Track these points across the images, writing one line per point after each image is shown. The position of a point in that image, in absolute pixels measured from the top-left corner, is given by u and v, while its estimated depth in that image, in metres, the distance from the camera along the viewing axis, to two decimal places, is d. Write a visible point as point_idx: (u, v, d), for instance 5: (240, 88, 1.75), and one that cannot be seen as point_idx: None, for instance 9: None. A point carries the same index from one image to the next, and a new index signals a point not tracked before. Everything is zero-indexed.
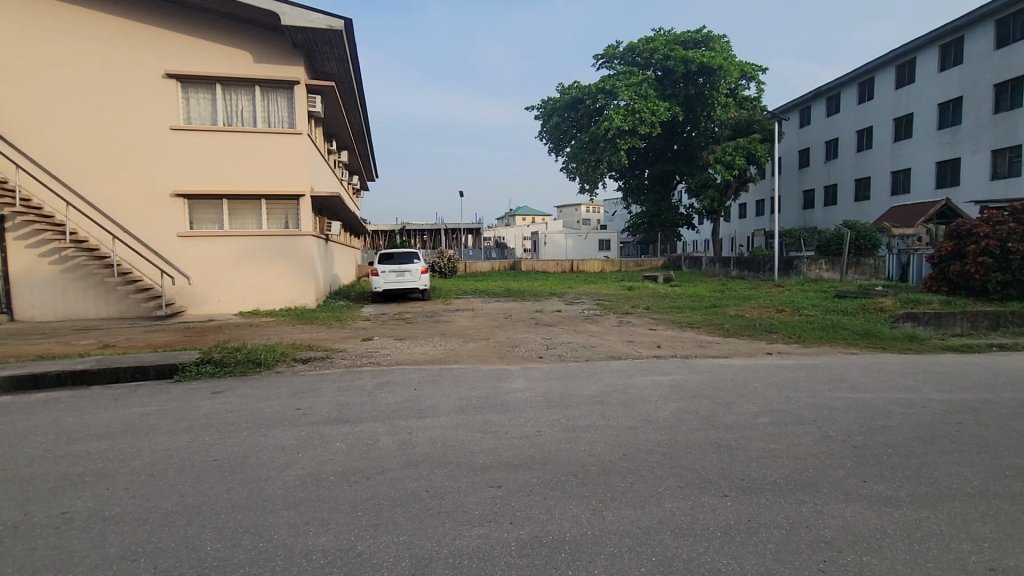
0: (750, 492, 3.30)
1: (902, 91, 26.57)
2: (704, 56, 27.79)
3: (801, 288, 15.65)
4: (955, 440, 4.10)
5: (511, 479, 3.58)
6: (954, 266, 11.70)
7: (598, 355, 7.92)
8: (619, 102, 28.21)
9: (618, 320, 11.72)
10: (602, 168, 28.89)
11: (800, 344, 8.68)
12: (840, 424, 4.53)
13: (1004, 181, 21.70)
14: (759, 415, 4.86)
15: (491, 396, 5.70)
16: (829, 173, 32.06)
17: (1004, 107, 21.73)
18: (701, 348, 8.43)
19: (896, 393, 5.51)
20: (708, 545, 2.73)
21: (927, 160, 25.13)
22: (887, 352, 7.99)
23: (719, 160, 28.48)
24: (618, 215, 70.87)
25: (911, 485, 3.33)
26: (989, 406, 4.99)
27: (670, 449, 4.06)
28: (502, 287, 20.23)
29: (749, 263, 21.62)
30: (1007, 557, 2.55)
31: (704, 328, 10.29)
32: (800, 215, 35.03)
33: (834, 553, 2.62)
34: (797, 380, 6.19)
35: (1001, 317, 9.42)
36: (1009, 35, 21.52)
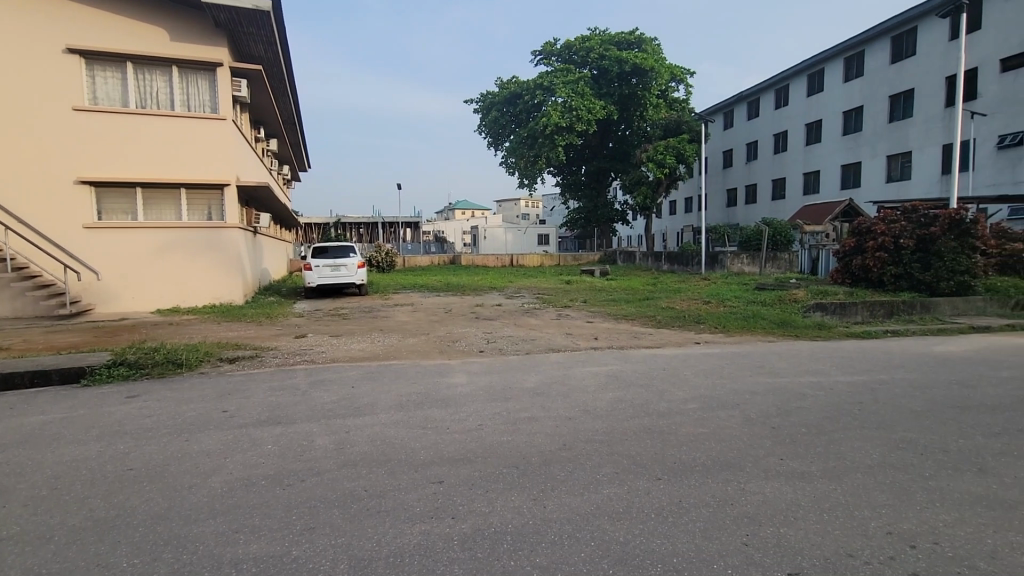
0: (681, 474, 3.49)
1: (812, 99, 28.76)
2: (637, 57, 28.68)
3: (725, 281, 16.66)
4: (858, 418, 4.54)
5: (452, 474, 3.57)
6: (856, 261, 12.98)
7: (537, 348, 8.05)
8: (557, 98, 28.62)
9: (557, 313, 11.96)
10: (541, 163, 29.27)
11: (726, 334, 9.24)
12: (759, 408, 4.88)
13: (897, 184, 24.03)
14: (689, 401, 5.13)
15: (432, 391, 5.64)
16: (750, 173, 34.19)
17: (897, 116, 24.06)
18: (635, 339, 8.79)
19: (807, 377, 6.01)
20: (643, 527, 2.86)
21: (834, 163, 27.40)
22: (800, 340, 8.68)
23: (652, 159, 29.58)
24: (557, 211, 72.29)
25: (821, 461, 3.65)
26: (885, 386, 5.56)
27: (607, 437, 4.21)
28: (440, 282, 20.01)
29: (678, 258, 22.73)
30: (902, 521, 2.86)
31: (638, 320, 10.72)
32: (723, 213, 37.17)
33: (755, 528, 2.82)
34: (723, 367, 6.59)
35: (895, 307, 10.45)
36: (902, 51, 23.81)
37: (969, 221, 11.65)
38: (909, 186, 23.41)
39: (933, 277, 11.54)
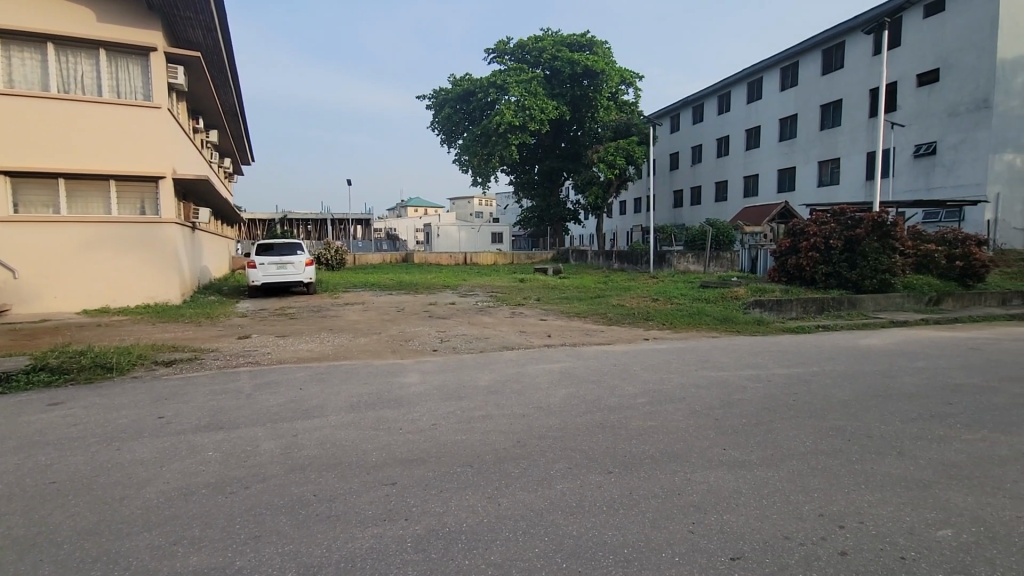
0: (631, 467, 3.59)
1: (752, 106, 30.24)
2: (588, 59, 29.15)
3: (672, 279, 17.25)
4: (793, 408, 4.82)
5: (406, 475, 3.53)
6: (791, 260, 13.74)
7: (491, 346, 8.06)
8: (510, 97, 28.68)
9: (511, 311, 12.02)
10: (494, 161, 29.27)
11: (673, 330, 9.58)
12: (704, 400, 5.10)
13: (827, 188, 25.64)
14: (638, 396, 5.29)
15: (384, 392, 5.54)
16: (695, 175, 35.54)
17: (827, 125, 25.66)
18: (587, 336, 8.97)
19: (748, 370, 6.34)
20: (595, 520, 2.92)
21: (771, 167, 28.91)
22: (741, 335, 9.14)
23: (603, 160, 30.27)
24: (510, 209, 72.60)
25: (760, 449, 3.86)
26: (817, 377, 5.94)
27: (560, 433, 4.27)
28: (393, 280, 19.70)
29: (628, 256, 23.34)
30: (832, 504, 3.06)
31: (591, 318, 10.94)
32: (670, 213, 38.48)
33: (701, 515, 2.95)
34: (670, 362, 6.83)
35: (825, 303, 11.17)
36: (832, 64, 25.41)
37: (890, 223, 12.59)
38: (838, 190, 25.02)
39: (858, 275, 12.45)
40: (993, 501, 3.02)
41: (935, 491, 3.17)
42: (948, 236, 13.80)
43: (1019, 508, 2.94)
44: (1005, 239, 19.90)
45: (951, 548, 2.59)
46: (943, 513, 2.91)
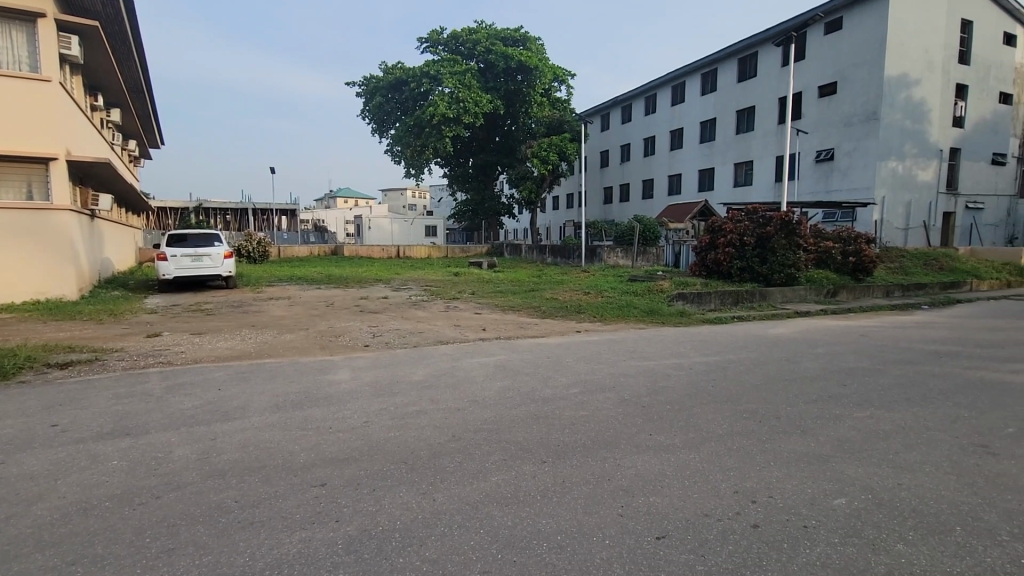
0: (564, 456, 3.69)
1: (675, 109, 31.76)
2: (522, 55, 29.22)
3: (602, 273, 17.80)
4: (712, 394, 5.15)
5: (336, 475, 3.42)
6: (710, 255, 14.61)
7: (425, 340, 7.97)
8: (443, 88, 28.27)
9: (446, 305, 11.89)
10: (427, 153, 28.80)
11: (604, 322, 9.93)
12: (632, 388, 5.34)
13: (742, 188, 27.49)
14: (571, 386, 5.45)
15: (312, 389, 5.33)
16: (624, 173, 36.85)
17: (743, 129, 27.47)
18: (521, 329, 9.10)
19: (672, 359, 6.71)
20: (529, 510, 2.98)
21: (693, 167, 30.55)
22: (666, 326, 9.64)
23: (536, 155, 30.72)
24: (444, 201, 71.91)
25: (682, 433, 4.09)
26: (733, 364, 6.39)
27: (495, 426, 4.31)
28: (321, 273, 18.96)
29: (560, 251, 23.83)
30: (746, 481, 3.31)
31: (525, 311, 11.08)
32: (601, 209, 39.69)
33: (630, 498, 3.10)
34: (601, 353, 7.07)
35: (740, 296, 12.02)
36: (746, 72, 27.19)
37: (795, 222, 13.72)
38: (751, 190, 26.90)
39: (768, 269, 13.48)
40: (879, 471, 3.40)
41: (832, 465, 3.52)
42: (843, 234, 15.19)
43: (899, 476, 3.33)
44: (889, 238, 22.28)
45: (845, 515, 2.88)
46: (838, 484, 3.24)
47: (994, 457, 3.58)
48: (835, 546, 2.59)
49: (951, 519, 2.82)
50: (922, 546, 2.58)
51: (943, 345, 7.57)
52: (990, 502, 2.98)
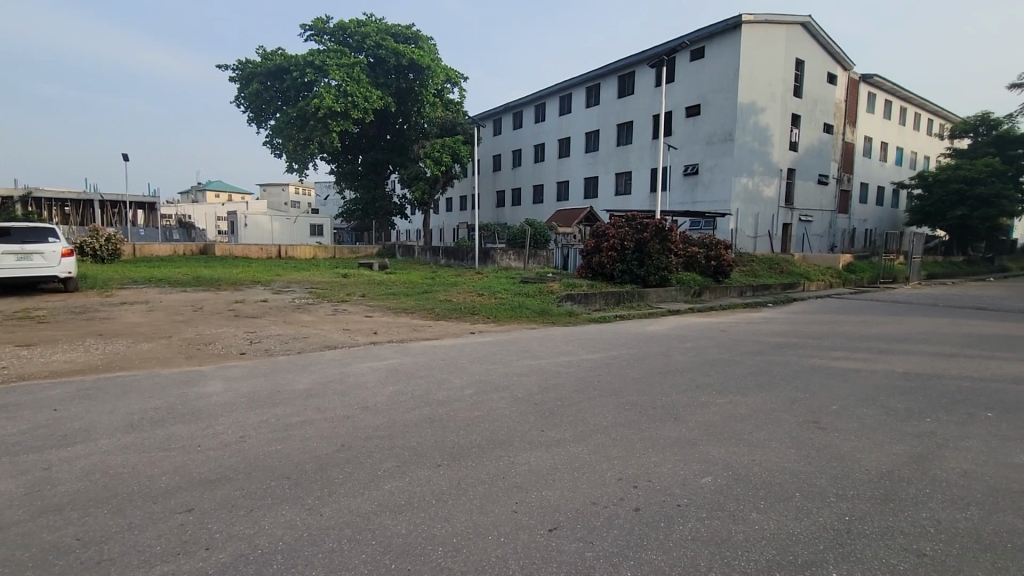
0: (459, 457, 3.69)
1: (563, 119, 33.28)
2: (413, 53, 28.57)
3: (495, 274, 18.05)
4: (598, 388, 5.47)
5: (207, 498, 3.09)
6: (595, 258, 15.48)
7: (311, 346, 7.51)
8: (330, 80, 26.80)
9: (333, 308, 11.32)
10: (312, 148, 27.19)
11: (497, 323, 10.10)
12: (525, 387, 5.48)
13: (622, 197, 29.54)
14: (465, 387, 5.46)
15: (176, 404, 4.75)
16: (515, 178, 37.78)
17: (622, 141, 29.54)
18: (414, 331, 8.95)
19: (561, 357, 7.00)
20: (424, 515, 2.93)
21: (579, 175, 32.20)
22: (556, 325, 10.05)
23: (429, 156, 30.39)
24: (331, 199, 68.39)
25: (571, 427, 4.30)
26: (616, 360, 6.84)
27: (387, 432, 4.18)
28: (188, 275, 17.00)
29: (454, 253, 23.77)
30: (628, 469, 3.54)
31: (417, 313, 10.89)
32: (494, 212, 40.29)
33: (523, 494, 3.18)
34: (495, 353, 7.18)
35: (621, 296, 12.94)
36: (626, 89, 29.28)
37: (667, 229, 15.07)
38: (630, 199, 29.04)
39: (645, 272, 14.60)
40: (737, 450, 3.85)
41: (699, 447, 3.91)
42: (707, 241, 16.88)
43: (753, 453, 3.79)
44: (742, 244, 25.39)
45: (711, 493, 3.21)
46: (705, 464, 3.61)
47: (824, 431, 4.22)
48: (703, 520, 2.89)
49: (792, 487, 3.27)
50: (772, 513, 2.96)
51: (785, 336, 8.80)
52: (820, 469, 3.51)
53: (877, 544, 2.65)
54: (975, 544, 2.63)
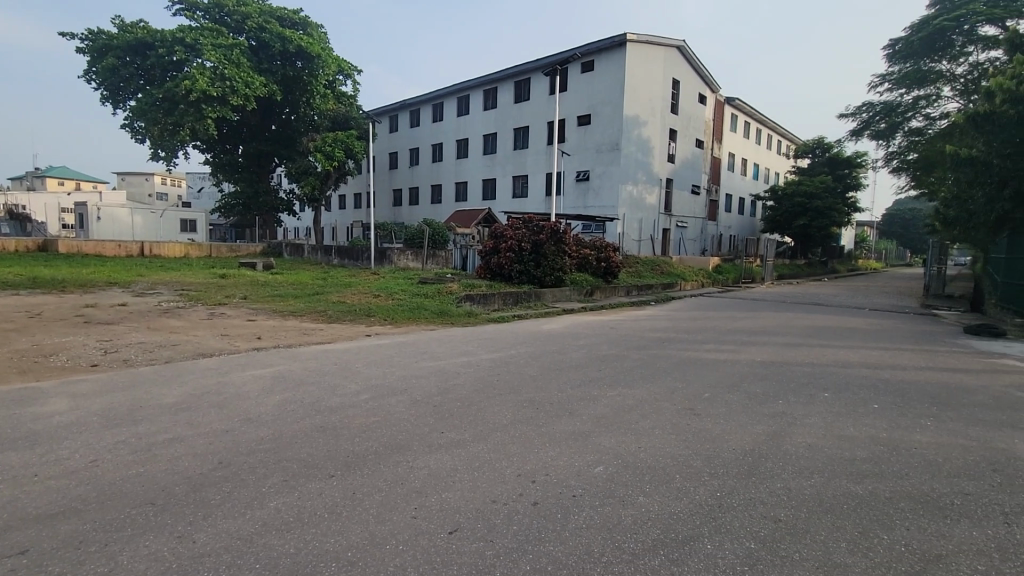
0: (354, 466, 3.52)
1: (461, 120, 33.26)
2: (302, 39, 26.66)
3: (392, 275, 17.54)
4: (496, 387, 5.54)
5: (47, 537, 2.64)
6: (494, 260, 15.61)
7: (183, 354, 6.74)
8: (204, 61, 24.24)
9: (208, 312, 10.27)
10: (182, 134, 24.47)
11: (394, 325, 9.82)
12: (423, 389, 5.39)
13: (518, 199, 30.26)
14: (361, 392, 5.23)
15: (3, 429, 3.99)
16: (412, 176, 37.03)
17: (519, 145, 30.26)
18: (305, 335, 8.39)
19: (461, 357, 7.00)
20: (315, 531, 2.76)
21: (477, 177, 32.40)
22: (455, 326, 10.02)
23: (319, 150, 28.67)
24: (205, 192, 62.09)
25: (471, 427, 4.30)
26: (513, 359, 6.99)
27: (273, 444, 3.88)
28: (21, 275, 14.42)
29: (348, 252, 22.73)
30: (528, 465, 3.61)
31: (306, 316, 10.25)
32: (390, 211, 39.18)
33: (423, 499, 3.11)
34: (391, 356, 6.98)
35: (518, 296, 13.24)
36: (522, 94, 30.02)
37: (562, 232, 15.65)
38: (527, 202, 29.84)
39: (542, 273, 15.04)
40: (625, 439, 4.11)
41: (593, 438, 4.12)
42: (597, 243, 17.79)
43: (639, 441, 4.07)
44: (628, 247, 27.22)
45: (603, 481, 3.38)
46: (598, 454, 3.81)
47: (698, 417, 4.65)
48: (595, 508, 3.04)
49: (673, 470, 3.56)
50: (656, 495, 3.20)
51: (665, 332, 9.59)
52: (695, 452, 3.86)
53: (742, 515, 2.97)
54: (818, 507, 3.05)
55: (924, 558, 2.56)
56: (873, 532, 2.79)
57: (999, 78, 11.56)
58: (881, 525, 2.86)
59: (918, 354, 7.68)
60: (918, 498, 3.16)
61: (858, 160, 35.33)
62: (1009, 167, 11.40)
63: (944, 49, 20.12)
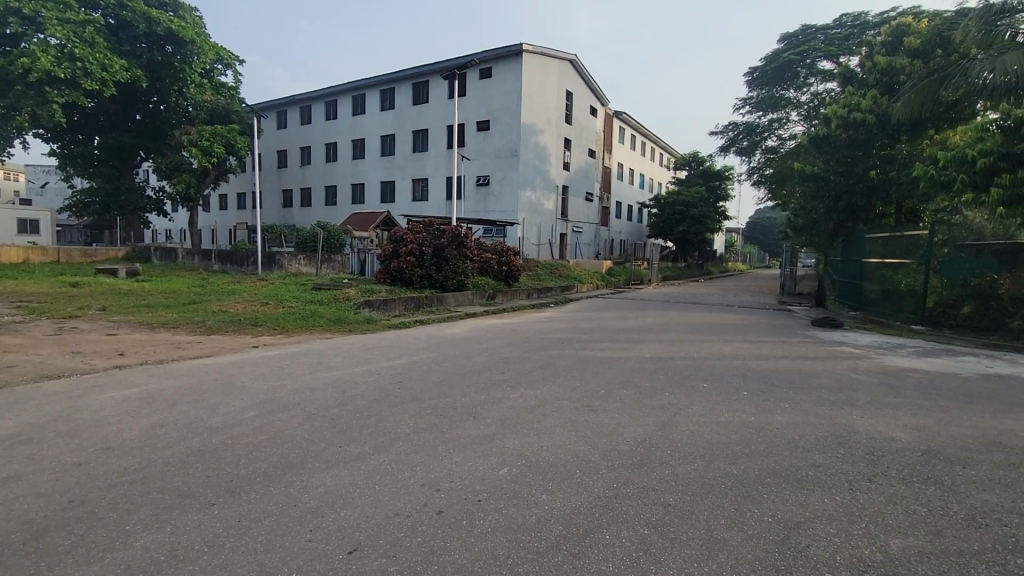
0: (239, 491, 3.22)
1: (356, 119, 32.00)
2: (172, 21, 23.63)
3: (282, 281, 16.41)
4: (398, 395, 5.40)
5: None
6: (393, 264, 15.11)
7: (19, 377, 5.71)
8: (47, 38, 20.89)
9: (55, 327, 8.84)
10: (19, 121, 21.05)
11: (285, 334, 9.18)
12: (319, 402, 5.08)
13: (419, 203, 29.84)
14: (246, 409, 4.80)
15: None
16: (304, 177, 34.92)
17: (419, 148, 29.83)
18: (179, 349, 7.53)
19: (359, 366, 6.72)
20: (193, 568, 2.48)
21: (375, 179, 31.40)
22: (352, 334, 9.61)
23: (195, 144, 26.05)
24: (50, 188, 53.53)
25: (372, 439, 4.14)
26: (416, 365, 6.85)
27: (142, 473, 3.44)
28: None
29: (231, 257, 20.82)
30: (432, 474, 3.53)
31: (181, 329, 9.17)
32: (279, 213, 36.59)
33: (319, 520, 2.93)
34: (282, 368, 6.50)
35: (420, 301, 13.01)
36: (421, 97, 29.65)
37: (463, 236, 15.61)
38: (427, 206, 29.55)
39: (443, 277, 14.92)
40: (527, 440, 4.18)
41: (497, 441, 4.15)
42: (498, 247, 18.02)
43: (541, 441, 4.16)
44: (528, 252, 27.96)
45: (507, 483, 3.42)
46: (501, 457, 3.84)
47: (595, 413, 4.89)
48: (500, 510, 3.06)
49: (574, 466, 3.69)
50: (558, 492, 3.29)
51: (564, 333, 9.94)
52: (594, 447, 4.04)
53: (637, 505, 3.14)
54: (701, 489, 3.34)
55: (786, 526, 2.91)
56: (747, 508, 3.10)
57: (835, 106, 13.26)
58: (754, 500, 3.20)
59: (777, 345, 8.73)
60: (781, 473, 3.57)
61: (725, 173, 39.43)
62: (842, 183, 13.52)
63: (791, 79, 23.17)
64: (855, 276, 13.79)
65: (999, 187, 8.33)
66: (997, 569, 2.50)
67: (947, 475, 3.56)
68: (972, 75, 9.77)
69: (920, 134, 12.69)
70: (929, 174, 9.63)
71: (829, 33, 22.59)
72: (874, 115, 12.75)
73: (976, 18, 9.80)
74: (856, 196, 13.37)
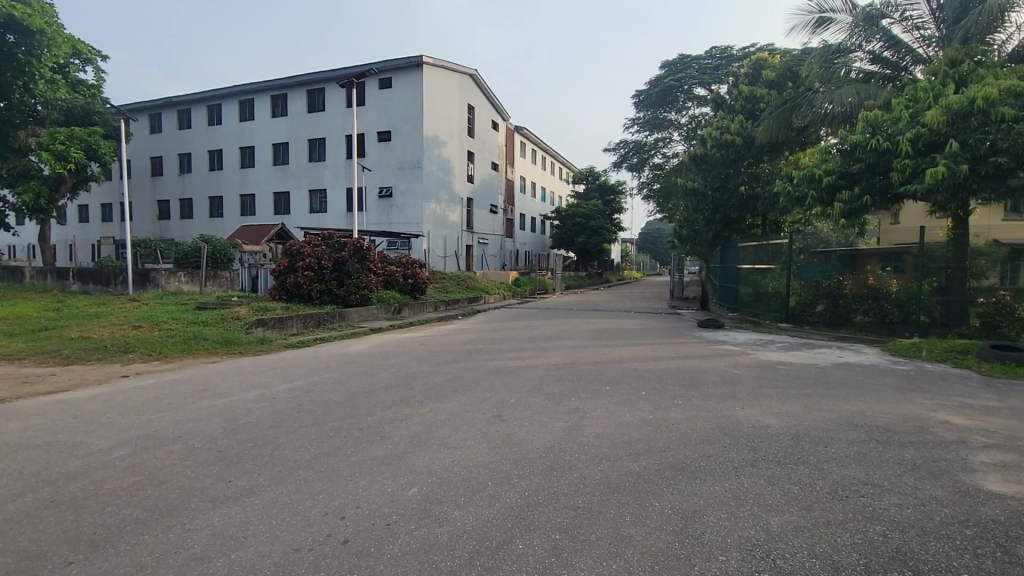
0: (104, 545, 2.80)
1: (243, 125, 29.78)
2: (14, 6, 19.76)
3: (159, 301, 14.76)
4: (296, 420, 5.03)
5: None
6: (289, 279, 14.15)
7: None
8: None
9: None
10: None
11: (162, 361, 8.22)
12: (204, 434, 4.59)
13: (316, 215, 28.45)
14: (115, 449, 4.21)
15: None
16: (183, 186, 31.80)
17: (315, 157, 28.48)
18: (27, 385, 6.42)
19: (252, 391, 6.17)
20: None
21: (266, 189, 29.39)
22: (243, 356, 8.84)
23: (46, 148, 22.68)
24: None
25: (267, 469, 3.81)
26: (316, 386, 6.44)
27: None
28: None
29: (95, 276, 18.32)
30: (335, 501, 3.33)
31: (30, 361, 7.85)
32: (153, 226, 32.92)
33: (205, 565, 2.64)
34: (158, 399, 5.78)
35: (320, 317, 12.34)
36: (316, 104, 28.36)
37: (365, 249, 15.05)
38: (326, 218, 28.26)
39: (345, 291, 14.29)
40: (437, 456, 4.09)
41: (406, 459, 4.02)
42: (403, 260, 17.64)
43: (452, 455, 4.10)
44: (434, 264, 27.68)
45: (417, 503, 3.31)
46: (411, 476, 3.71)
47: (505, 422, 4.92)
48: (410, 532, 2.95)
49: (485, 477, 3.68)
50: (470, 507, 3.25)
51: (472, 344, 9.92)
52: (504, 456, 4.06)
53: (547, 511, 3.19)
54: (606, 488, 3.48)
55: (684, 515, 3.11)
56: (649, 503, 3.27)
57: (709, 129, 14.59)
58: (654, 494, 3.39)
59: (670, 347, 9.38)
60: (677, 467, 3.82)
61: (619, 187, 41.96)
62: (718, 197, 14.98)
63: (672, 102, 25.36)
64: (731, 281, 15.31)
65: (841, 203, 9.73)
66: (858, 536, 2.86)
67: (813, 454, 4.04)
68: (817, 105, 11.37)
69: (778, 155, 14.38)
70: (787, 190, 10.93)
71: (702, 63, 25.06)
72: (741, 137, 14.25)
73: (818, 56, 11.52)
74: (730, 209, 14.88)
